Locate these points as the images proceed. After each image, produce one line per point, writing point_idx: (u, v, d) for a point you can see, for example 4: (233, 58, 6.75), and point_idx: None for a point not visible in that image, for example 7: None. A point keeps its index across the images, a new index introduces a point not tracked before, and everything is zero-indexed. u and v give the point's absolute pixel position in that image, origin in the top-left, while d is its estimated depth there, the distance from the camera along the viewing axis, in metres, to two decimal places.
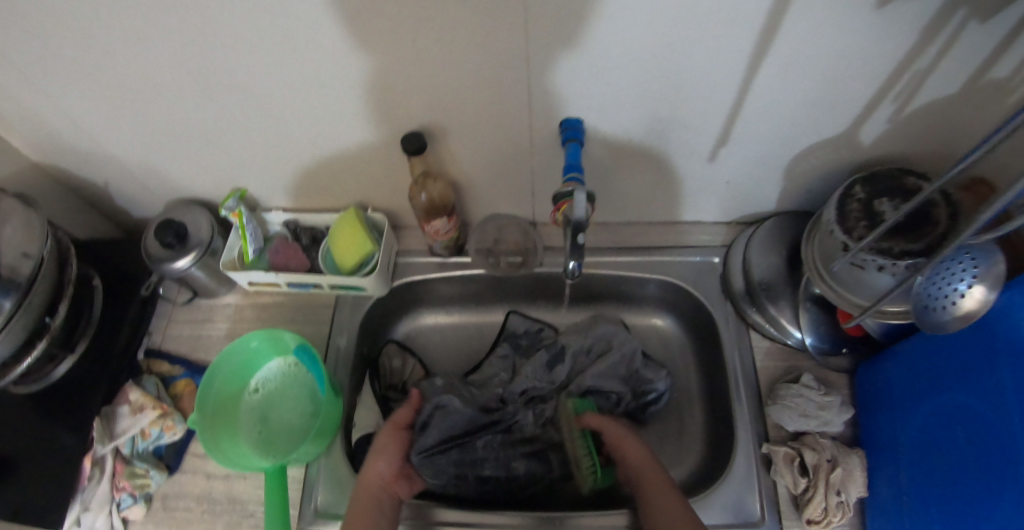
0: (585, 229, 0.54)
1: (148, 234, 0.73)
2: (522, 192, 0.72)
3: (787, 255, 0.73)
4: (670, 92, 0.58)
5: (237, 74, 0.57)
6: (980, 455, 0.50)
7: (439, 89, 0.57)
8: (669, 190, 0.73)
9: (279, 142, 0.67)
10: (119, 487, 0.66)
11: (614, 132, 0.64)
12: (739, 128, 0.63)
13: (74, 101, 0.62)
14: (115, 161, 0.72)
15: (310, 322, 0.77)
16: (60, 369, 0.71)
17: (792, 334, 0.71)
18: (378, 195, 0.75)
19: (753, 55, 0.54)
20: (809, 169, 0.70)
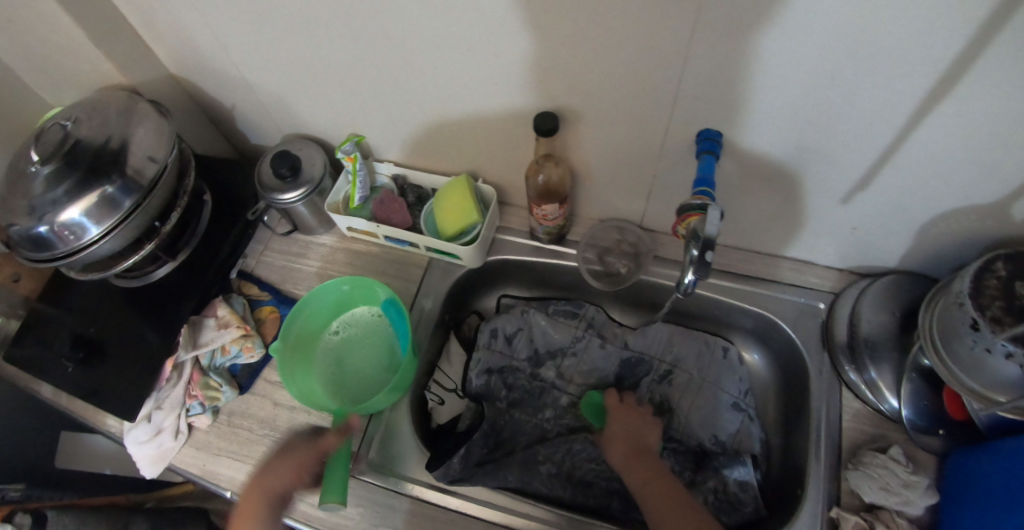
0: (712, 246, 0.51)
1: (264, 162, 0.75)
2: (640, 193, 0.70)
3: (900, 317, 0.68)
4: (823, 122, 0.55)
5: (389, 23, 0.57)
6: None
7: (584, 74, 0.56)
8: (788, 222, 0.70)
9: (408, 96, 0.67)
10: (192, 394, 0.69)
11: (752, 151, 0.61)
12: (887, 174, 0.59)
13: (226, 23, 0.64)
14: (248, 86, 0.75)
15: (399, 277, 0.77)
16: (160, 271, 0.74)
17: (887, 401, 0.67)
18: (490, 166, 0.75)
19: (926, 99, 0.50)
20: (950, 232, 0.65)
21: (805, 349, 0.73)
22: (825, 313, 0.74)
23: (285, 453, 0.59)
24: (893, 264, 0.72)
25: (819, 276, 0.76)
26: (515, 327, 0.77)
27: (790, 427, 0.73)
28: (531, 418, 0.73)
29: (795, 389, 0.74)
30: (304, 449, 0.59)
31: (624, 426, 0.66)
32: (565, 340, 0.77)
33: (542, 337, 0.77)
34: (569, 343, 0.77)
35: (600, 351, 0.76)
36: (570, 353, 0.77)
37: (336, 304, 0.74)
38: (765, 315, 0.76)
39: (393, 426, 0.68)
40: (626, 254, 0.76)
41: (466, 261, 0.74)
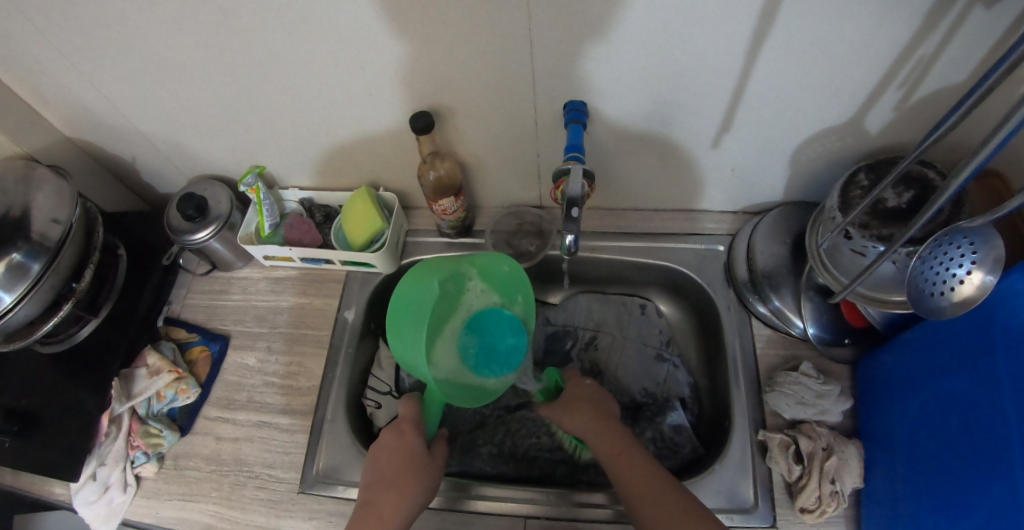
0: (580, 205, 0.55)
1: (171, 207, 0.77)
2: (530, 172, 0.74)
3: (791, 245, 0.73)
4: (671, 77, 0.59)
5: (257, 53, 0.60)
6: (974, 442, 0.49)
7: (447, 70, 0.59)
8: (674, 176, 0.74)
9: (295, 119, 0.70)
10: (134, 445, 0.69)
11: (620, 116, 0.65)
12: (745, 113, 0.64)
13: (104, 77, 0.66)
14: (143, 137, 0.76)
15: (322, 295, 0.79)
16: (84, 331, 0.74)
17: (795, 324, 0.71)
18: (390, 173, 0.78)
19: (753, 38, 0.54)
20: (815, 158, 0.70)
21: (711, 290, 0.77)
22: (725, 254, 0.78)
23: (412, 468, 0.58)
24: (777, 198, 0.77)
25: (715, 221, 0.80)
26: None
27: (713, 366, 0.77)
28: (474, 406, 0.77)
29: (710, 331, 0.78)
30: (430, 459, 0.59)
31: (581, 395, 0.66)
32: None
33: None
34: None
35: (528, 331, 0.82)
36: None
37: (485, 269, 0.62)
38: (671, 267, 0.79)
39: (330, 441, 0.69)
40: (531, 233, 0.79)
41: (382, 268, 0.78)
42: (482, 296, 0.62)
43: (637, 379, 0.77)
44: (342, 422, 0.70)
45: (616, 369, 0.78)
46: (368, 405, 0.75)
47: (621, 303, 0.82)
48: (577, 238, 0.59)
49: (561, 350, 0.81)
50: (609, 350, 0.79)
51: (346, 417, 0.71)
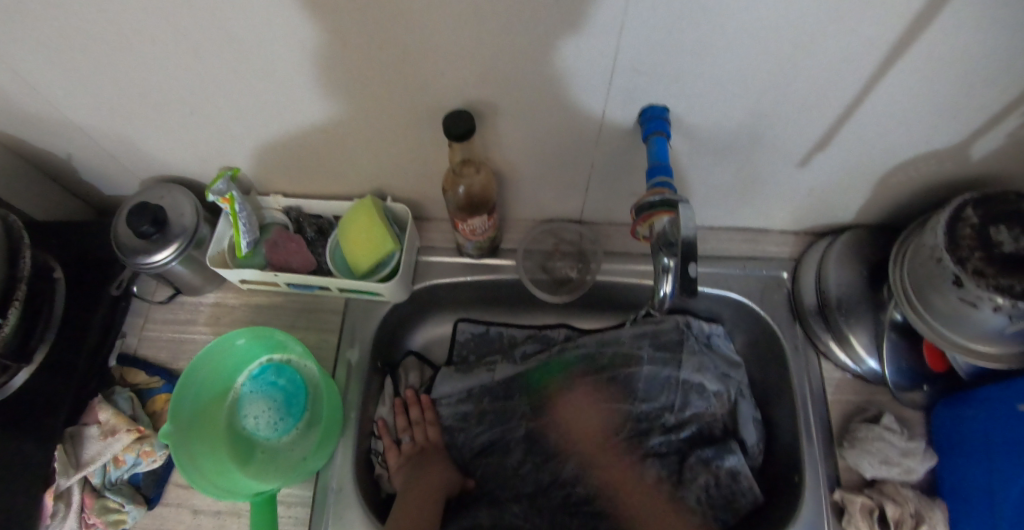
0: (694, 247, 0.44)
1: (119, 220, 0.61)
2: (576, 186, 0.61)
3: (867, 275, 0.63)
4: (775, 84, 0.47)
5: (233, 30, 0.44)
6: None
7: (494, 62, 0.45)
8: (741, 193, 0.63)
9: (283, 114, 0.54)
10: (90, 523, 0.56)
11: (701, 125, 0.53)
12: (851, 128, 0.52)
13: (17, 52, 0.48)
14: (78, 130, 0.59)
15: (315, 327, 0.65)
16: (18, 381, 0.56)
17: (867, 365, 0.62)
18: (400, 182, 0.63)
19: (897, 43, 0.43)
20: (905, 181, 0.60)
21: (773, 323, 0.68)
22: (790, 282, 0.69)
23: None
24: (849, 219, 0.68)
25: (776, 243, 0.71)
26: (478, 375, 0.69)
27: (771, 406, 0.69)
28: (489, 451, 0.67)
29: (769, 367, 0.70)
30: None
31: None
32: (533, 373, 0.70)
33: (510, 370, 0.69)
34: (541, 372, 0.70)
35: (581, 368, 0.69)
36: (539, 378, 0.69)
37: (243, 356, 0.60)
38: (728, 297, 0.69)
39: (335, 510, 0.56)
40: (570, 254, 0.68)
41: (390, 296, 0.63)
42: (300, 370, 0.60)
43: (703, 414, 0.66)
44: (352, 490, 0.57)
45: (682, 400, 0.67)
46: (378, 465, 0.64)
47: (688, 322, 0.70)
48: (674, 289, 0.48)
49: (603, 390, 0.68)
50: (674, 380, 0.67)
51: (353, 483, 0.57)
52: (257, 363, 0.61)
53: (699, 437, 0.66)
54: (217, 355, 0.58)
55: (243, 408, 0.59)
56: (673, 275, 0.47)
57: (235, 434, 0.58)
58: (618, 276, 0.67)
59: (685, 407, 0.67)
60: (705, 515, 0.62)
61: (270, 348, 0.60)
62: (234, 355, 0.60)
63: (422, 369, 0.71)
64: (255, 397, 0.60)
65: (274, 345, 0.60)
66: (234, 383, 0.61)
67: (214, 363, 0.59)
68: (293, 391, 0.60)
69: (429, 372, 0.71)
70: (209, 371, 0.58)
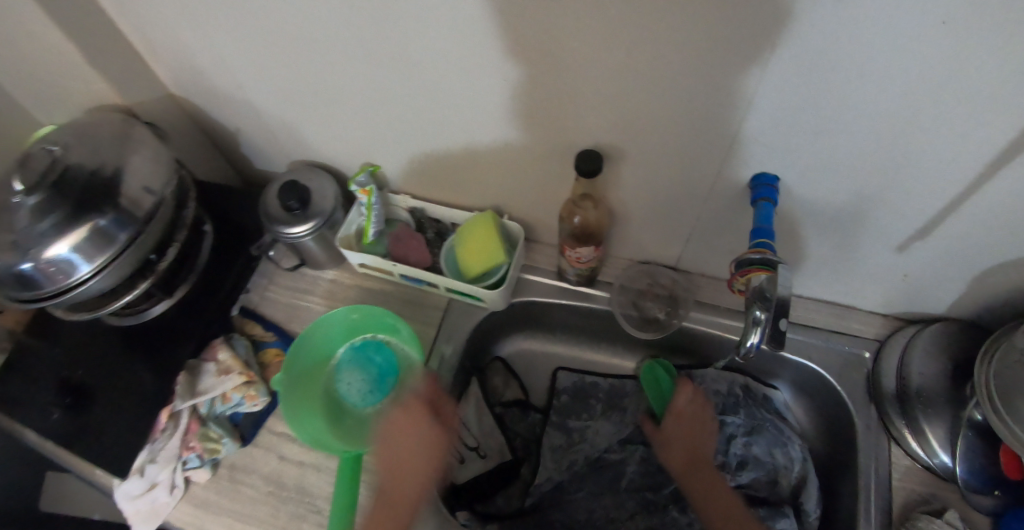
0: (787, 308, 0.49)
1: (270, 191, 0.70)
2: (678, 234, 0.66)
3: (952, 370, 0.64)
4: (887, 169, 0.51)
5: (412, 52, 0.53)
6: None
7: (629, 111, 0.52)
8: (833, 267, 0.66)
9: (430, 126, 0.62)
10: (189, 446, 0.63)
11: (810, 199, 0.57)
12: (955, 222, 0.55)
13: (234, 43, 0.59)
14: (255, 112, 0.70)
15: (414, 318, 0.71)
16: (156, 309, 0.68)
17: (940, 457, 0.62)
18: (517, 203, 0.70)
19: (1006, 148, 0.46)
20: (1008, 283, 0.61)
21: (849, 401, 0.68)
22: (871, 363, 0.69)
23: None
24: (942, 311, 0.68)
25: (863, 322, 0.72)
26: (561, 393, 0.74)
27: (833, 481, 0.69)
28: (690, 420, 0.65)
29: (838, 444, 0.70)
30: None
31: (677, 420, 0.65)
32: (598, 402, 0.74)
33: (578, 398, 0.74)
34: (605, 402, 0.74)
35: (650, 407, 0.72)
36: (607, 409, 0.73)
37: (347, 328, 0.67)
38: (808, 366, 0.71)
39: (402, 489, 0.60)
40: (661, 298, 0.72)
41: (491, 304, 0.69)
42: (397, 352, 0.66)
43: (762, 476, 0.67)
44: (421, 471, 0.61)
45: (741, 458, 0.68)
46: (450, 454, 0.66)
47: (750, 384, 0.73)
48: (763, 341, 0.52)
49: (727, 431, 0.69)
50: (732, 439, 0.69)
51: (422, 468, 0.62)
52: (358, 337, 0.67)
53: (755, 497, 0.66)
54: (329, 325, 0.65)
55: (342, 376, 0.66)
56: (764, 327, 0.51)
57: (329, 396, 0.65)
58: (705, 328, 0.70)
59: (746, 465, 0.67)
60: None
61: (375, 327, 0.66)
62: (340, 327, 0.66)
63: (507, 378, 0.74)
64: (353, 366, 0.66)
65: (378, 325, 0.66)
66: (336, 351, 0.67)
67: (325, 329, 0.65)
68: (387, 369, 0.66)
69: (513, 383, 0.74)
70: (317, 339, 0.66)
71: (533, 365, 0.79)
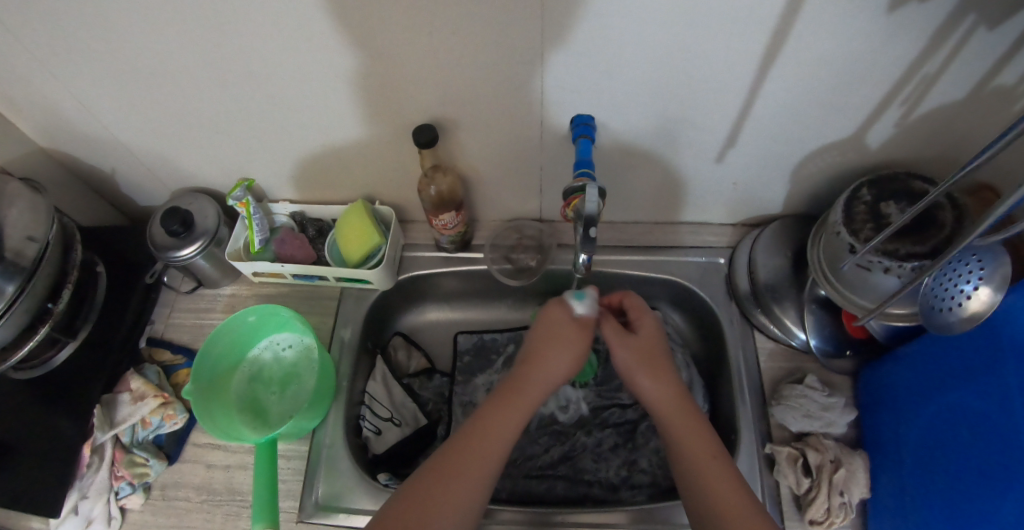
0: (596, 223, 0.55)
1: (154, 222, 0.73)
2: (532, 187, 0.72)
3: (791, 256, 0.73)
4: (682, 91, 0.59)
5: (247, 63, 0.57)
6: (984, 450, 0.49)
7: (452, 81, 0.57)
8: (678, 189, 0.74)
9: (288, 130, 0.66)
10: (118, 475, 0.66)
11: (628, 130, 0.64)
12: (752, 127, 0.64)
13: (84, 84, 0.62)
14: (123, 147, 0.72)
15: (315, 312, 0.76)
16: (61, 354, 0.71)
17: (797, 335, 0.71)
18: (387, 188, 0.75)
19: (766, 52, 0.54)
20: (818, 171, 0.71)
21: (715, 305, 0.76)
22: (726, 267, 0.79)
23: None
24: (777, 210, 0.77)
25: (716, 234, 0.80)
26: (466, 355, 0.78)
27: (713, 375, 0.77)
28: (640, 346, 0.63)
29: (712, 342, 0.78)
30: None
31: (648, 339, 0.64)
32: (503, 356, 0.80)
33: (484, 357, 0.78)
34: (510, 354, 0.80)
35: None
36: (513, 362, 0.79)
37: (249, 335, 0.71)
38: (676, 281, 0.79)
39: (326, 467, 0.65)
40: (531, 248, 0.78)
41: (378, 284, 0.74)
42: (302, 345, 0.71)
43: None
44: (342, 446, 0.66)
45: None
46: (366, 428, 0.70)
47: None
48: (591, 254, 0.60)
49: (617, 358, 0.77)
50: None
51: (343, 446, 0.66)
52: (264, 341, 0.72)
53: None
54: (232, 334, 0.69)
55: (258, 376, 0.70)
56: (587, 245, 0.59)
57: (244, 399, 0.69)
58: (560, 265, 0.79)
59: None
60: (656, 474, 0.70)
61: (277, 326, 0.71)
62: (247, 330, 0.70)
63: (410, 349, 0.79)
64: (270, 362, 0.71)
65: (279, 324, 0.71)
66: (251, 353, 0.71)
67: (226, 338, 0.69)
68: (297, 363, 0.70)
69: (417, 353, 0.79)
70: (227, 343, 0.69)
71: (436, 334, 0.83)
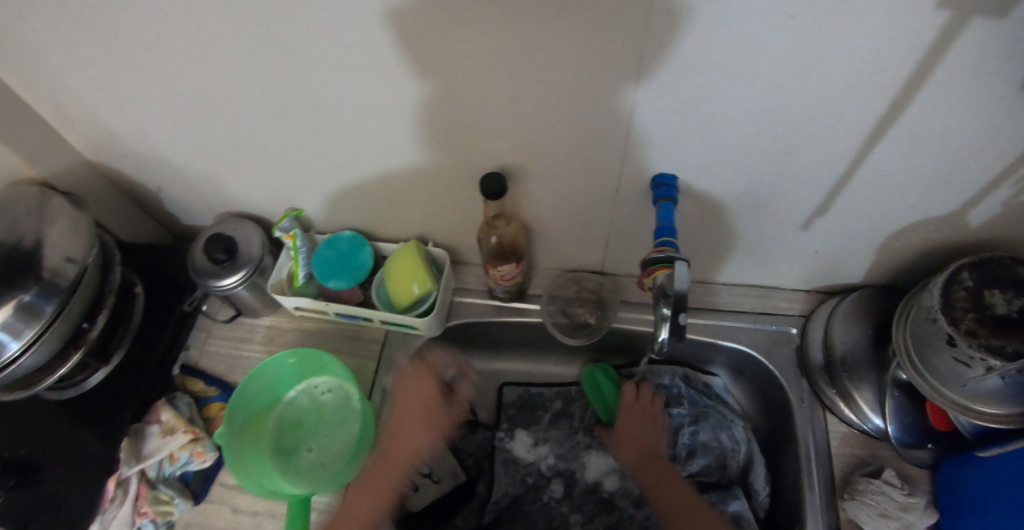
0: (686, 303, 0.48)
1: (196, 246, 0.70)
2: (595, 240, 0.68)
3: (873, 334, 0.67)
4: (776, 156, 0.54)
5: (311, 95, 0.54)
6: None
7: (525, 129, 0.53)
8: (750, 252, 0.69)
9: (347, 165, 0.63)
10: (142, 511, 0.63)
11: (709, 191, 0.60)
12: (845, 198, 0.58)
13: (142, 106, 0.60)
14: (172, 168, 0.70)
15: (355, 353, 0.72)
16: (93, 378, 0.67)
17: (871, 421, 0.65)
18: (440, 228, 0.71)
19: (878, 122, 0.49)
20: (908, 245, 0.65)
21: (782, 378, 0.71)
22: (799, 337, 0.73)
23: None
24: (857, 280, 0.72)
25: (785, 300, 0.75)
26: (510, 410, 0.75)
27: (776, 454, 0.71)
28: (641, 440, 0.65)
29: (777, 417, 0.72)
30: None
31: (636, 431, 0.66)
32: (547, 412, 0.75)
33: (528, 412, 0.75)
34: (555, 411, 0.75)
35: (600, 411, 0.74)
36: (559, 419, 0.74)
37: (286, 375, 0.67)
38: (739, 349, 0.73)
39: None
40: (589, 302, 0.74)
41: (424, 330, 0.70)
42: (340, 389, 0.67)
43: (709, 462, 0.70)
44: (376, 504, 0.62)
45: (688, 450, 0.71)
46: (402, 483, 0.67)
47: (687, 373, 0.76)
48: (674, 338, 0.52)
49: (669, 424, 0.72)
50: (680, 430, 0.72)
51: (378, 505, 0.62)
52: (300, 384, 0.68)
53: (709, 484, 0.69)
54: (269, 376, 0.66)
55: (293, 421, 0.67)
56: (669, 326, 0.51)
57: (277, 445, 0.65)
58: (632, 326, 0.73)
59: (693, 454, 0.71)
60: None
61: (317, 368, 0.67)
62: (285, 372, 0.67)
63: None
64: (306, 406, 0.67)
65: (319, 367, 0.67)
66: (286, 396, 0.68)
67: (263, 379, 0.66)
68: (334, 409, 0.66)
69: (460, 404, 0.74)
70: (264, 384, 0.66)
71: (477, 382, 0.79)
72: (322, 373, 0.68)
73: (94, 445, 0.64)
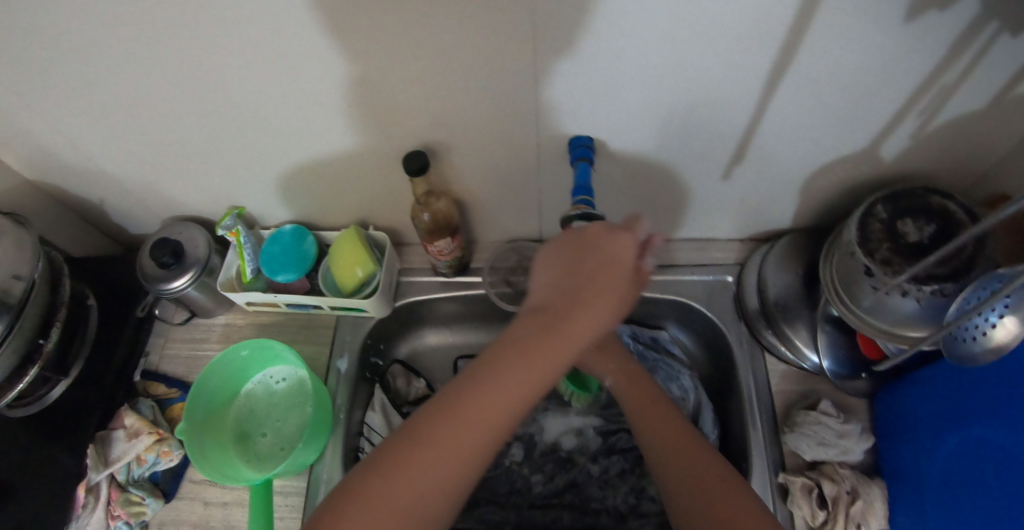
0: None
1: (143, 253, 0.71)
2: (530, 208, 0.70)
3: (804, 275, 0.70)
4: (685, 110, 0.56)
5: (229, 91, 0.55)
6: (1009, 488, 0.47)
7: (441, 105, 0.55)
8: (682, 206, 0.71)
9: (278, 158, 0.65)
10: (115, 514, 0.64)
11: (629, 149, 0.61)
12: (758, 144, 0.61)
13: (64, 118, 0.60)
14: (110, 178, 0.71)
15: (310, 341, 0.74)
16: (55, 391, 0.68)
17: (809, 359, 0.68)
18: (380, 212, 0.73)
19: (773, 67, 0.51)
20: (828, 185, 0.67)
21: (723, 325, 0.74)
22: (735, 284, 0.76)
23: None
24: (787, 224, 0.74)
25: (722, 250, 0.78)
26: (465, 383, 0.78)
27: (723, 398, 0.74)
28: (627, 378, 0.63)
29: (720, 361, 0.75)
30: None
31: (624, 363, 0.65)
32: None
33: None
34: None
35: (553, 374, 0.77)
36: None
37: (242, 369, 0.69)
38: (681, 301, 0.76)
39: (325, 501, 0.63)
40: (530, 270, 0.75)
41: (375, 312, 0.72)
42: (297, 376, 0.69)
43: None
44: (339, 481, 0.65)
45: None
46: None
47: (633, 329, 0.78)
48: None
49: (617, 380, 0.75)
50: None
51: (341, 482, 0.64)
52: (258, 375, 0.70)
53: None
54: (224, 371, 0.68)
55: (251, 411, 0.69)
56: None
57: (240, 435, 0.67)
58: None
59: None
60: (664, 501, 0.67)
61: (271, 358, 0.69)
62: (238, 365, 0.69)
63: (410, 376, 0.77)
64: (263, 396, 0.69)
65: (274, 357, 0.69)
66: (244, 387, 0.70)
67: (219, 374, 0.67)
68: (293, 395, 0.69)
69: (416, 380, 0.77)
70: (221, 379, 0.68)
71: (434, 358, 0.81)
72: (277, 362, 0.70)
73: (59, 457, 0.65)
